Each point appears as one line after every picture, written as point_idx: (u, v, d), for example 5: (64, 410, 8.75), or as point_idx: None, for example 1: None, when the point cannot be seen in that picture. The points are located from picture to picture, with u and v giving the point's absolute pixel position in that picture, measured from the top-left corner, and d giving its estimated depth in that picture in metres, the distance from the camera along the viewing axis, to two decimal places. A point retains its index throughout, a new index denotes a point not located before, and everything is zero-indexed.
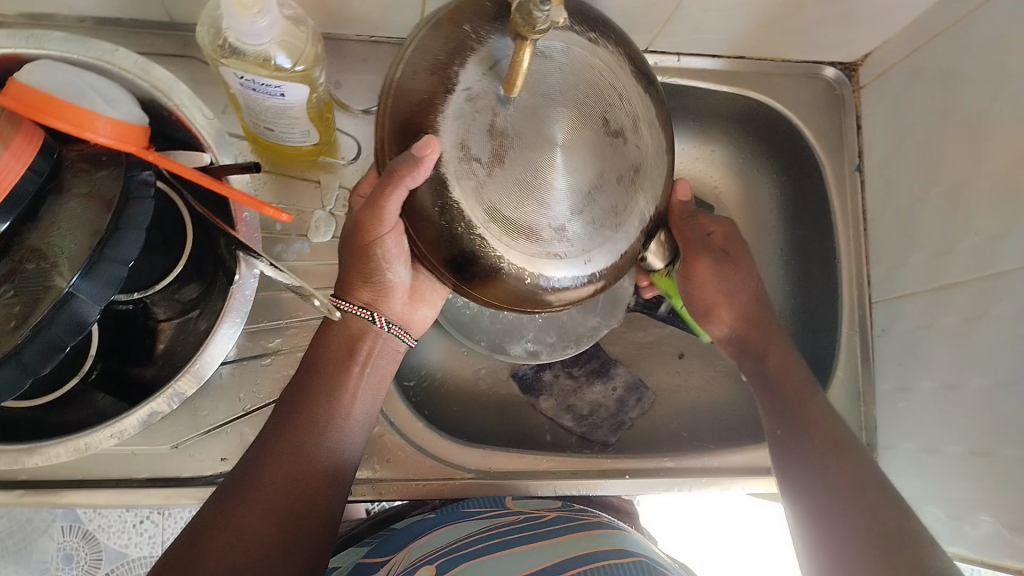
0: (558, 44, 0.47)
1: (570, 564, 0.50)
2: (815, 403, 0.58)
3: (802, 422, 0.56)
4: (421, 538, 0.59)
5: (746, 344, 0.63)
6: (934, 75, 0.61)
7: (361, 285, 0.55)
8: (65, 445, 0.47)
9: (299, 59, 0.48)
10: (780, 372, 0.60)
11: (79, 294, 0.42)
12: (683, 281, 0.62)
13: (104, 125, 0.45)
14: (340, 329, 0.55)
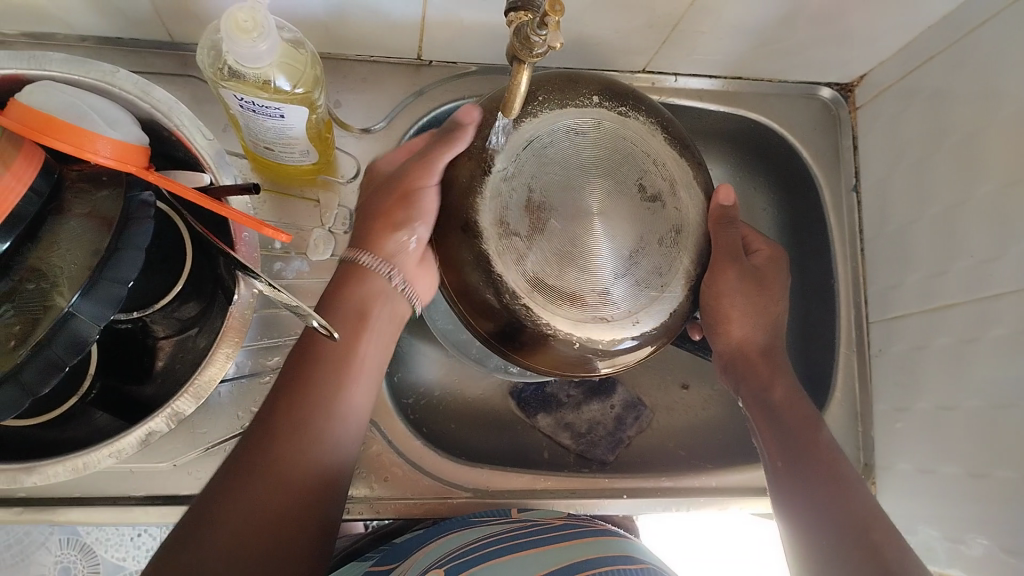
0: (588, 123, 0.50)
1: (577, 570, 0.49)
2: (819, 432, 0.55)
3: (804, 452, 0.54)
4: (427, 545, 0.58)
5: (744, 367, 0.60)
6: (929, 97, 0.61)
7: (387, 233, 0.55)
8: (64, 464, 0.47)
9: (299, 81, 0.48)
10: (786, 404, 0.57)
11: (79, 314, 0.43)
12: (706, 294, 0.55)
13: (104, 147, 0.46)
14: (357, 286, 0.55)
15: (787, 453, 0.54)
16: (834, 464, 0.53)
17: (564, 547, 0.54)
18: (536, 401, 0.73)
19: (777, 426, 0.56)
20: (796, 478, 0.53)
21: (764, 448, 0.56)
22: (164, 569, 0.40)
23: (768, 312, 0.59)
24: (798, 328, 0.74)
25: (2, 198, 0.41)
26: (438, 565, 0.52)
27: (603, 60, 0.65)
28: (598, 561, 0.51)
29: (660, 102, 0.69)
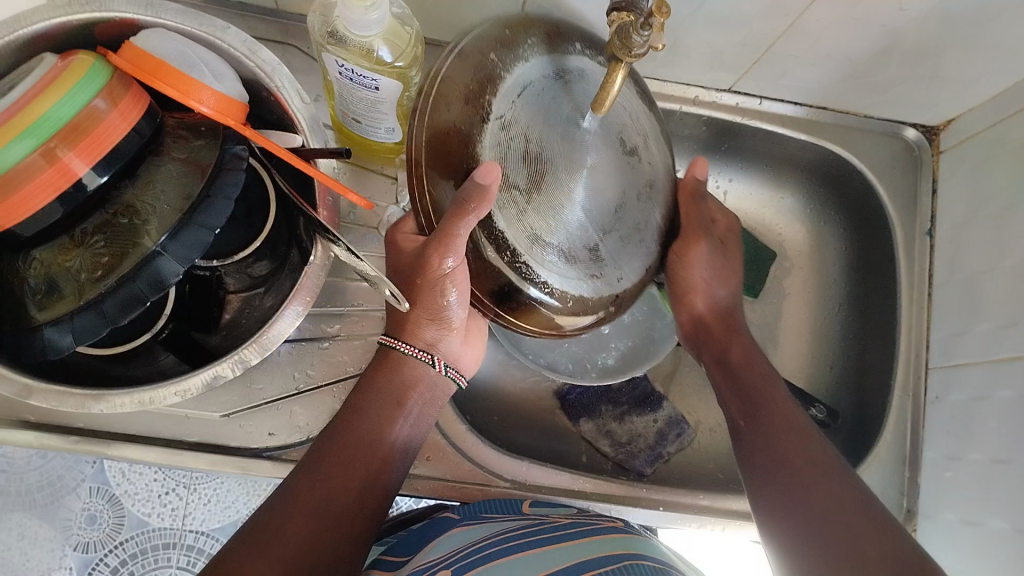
0: (573, 70, 0.48)
1: (593, 565, 0.49)
2: (777, 390, 0.56)
3: (763, 409, 0.54)
4: (429, 545, 0.57)
5: (708, 335, 0.62)
6: (1018, 146, 0.61)
7: (425, 324, 0.54)
8: (130, 396, 0.49)
9: (400, 56, 0.50)
10: (745, 364, 0.58)
11: (165, 254, 0.44)
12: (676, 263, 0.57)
13: (208, 97, 0.47)
14: (393, 371, 0.54)
15: (755, 411, 0.55)
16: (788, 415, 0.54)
17: (581, 543, 0.53)
18: (580, 407, 0.72)
19: (740, 390, 0.57)
20: (758, 437, 0.53)
21: (728, 410, 0.57)
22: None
23: (731, 284, 0.62)
24: (853, 366, 0.73)
25: (103, 135, 0.44)
26: (442, 567, 0.52)
27: (691, 76, 0.66)
28: (618, 556, 0.50)
29: (742, 122, 0.69)
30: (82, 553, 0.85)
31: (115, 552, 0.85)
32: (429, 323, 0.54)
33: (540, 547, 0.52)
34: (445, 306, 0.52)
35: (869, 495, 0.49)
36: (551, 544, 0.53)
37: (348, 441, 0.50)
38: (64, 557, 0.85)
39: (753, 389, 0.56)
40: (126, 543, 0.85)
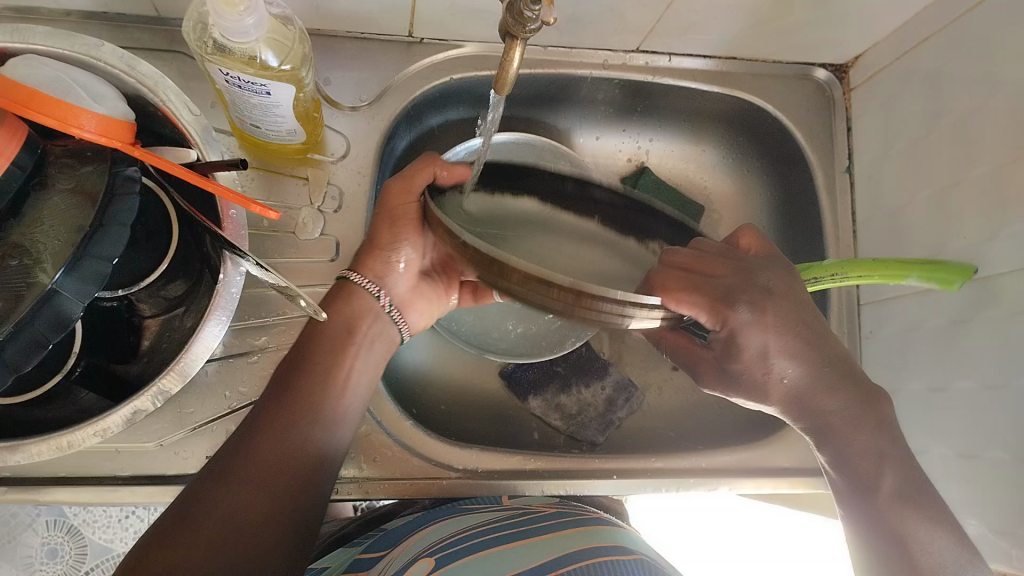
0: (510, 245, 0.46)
1: (572, 558, 0.50)
2: (869, 434, 0.51)
3: (865, 486, 0.51)
4: (413, 535, 0.59)
5: (805, 397, 0.52)
6: (925, 78, 0.61)
7: (373, 256, 0.56)
8: (47, 443, 0.47)
9: (286, 57, 0.48)
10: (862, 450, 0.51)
11: (63, 291, 0.42)
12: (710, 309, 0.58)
13: (90, 121, 0.45)
14: (345, 305, 0.54)
15: (841, 469, 0.52)
16: (881, 475, 0.50)
17: (556, 537, 0.54)
18: (527, 384, 0.72)
19: (843, 465, 0.52)
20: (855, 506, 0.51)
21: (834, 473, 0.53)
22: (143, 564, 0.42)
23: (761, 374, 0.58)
24: None
25: None
26: (425, 555, 0.53)
27: (596, 40, 0.64)
28: (586, 552, 0.51)
29: (654, 82, 0.68)
30: None
31: None
32: (377, 253, 0.56)
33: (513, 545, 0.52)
34: (399, 246, 0.56)
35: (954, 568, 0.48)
36: (522, 541, 0.53)
37: (297, 390, 0.50)
38: None
39: (854, 464, 0.51)
40: (92, 572, 0.89)
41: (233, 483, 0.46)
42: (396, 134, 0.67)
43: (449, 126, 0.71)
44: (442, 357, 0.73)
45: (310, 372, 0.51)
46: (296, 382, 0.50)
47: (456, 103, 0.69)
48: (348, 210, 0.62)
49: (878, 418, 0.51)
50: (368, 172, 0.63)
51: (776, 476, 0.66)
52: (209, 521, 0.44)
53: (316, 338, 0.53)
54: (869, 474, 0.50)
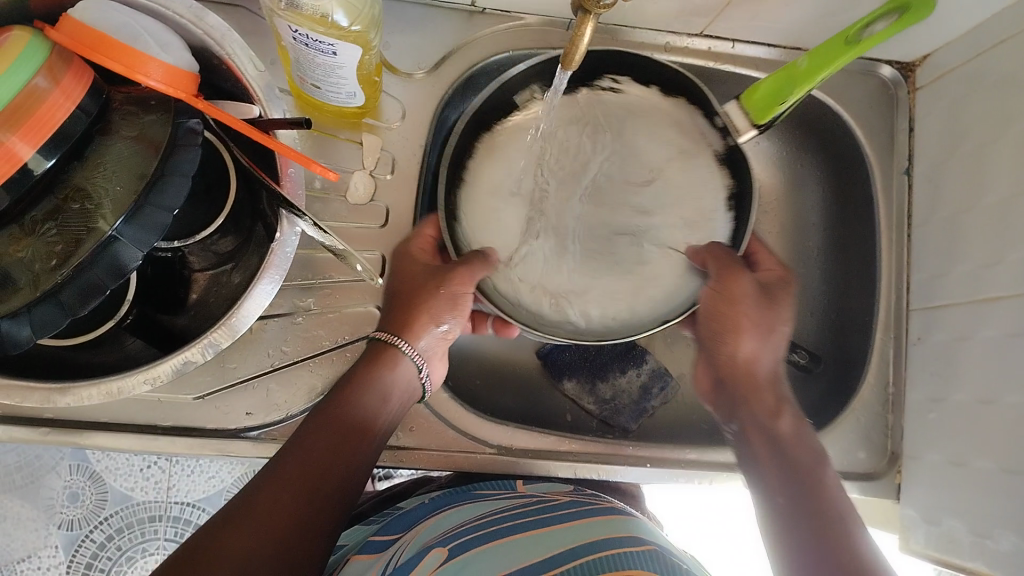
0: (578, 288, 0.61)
1: (588, 549, 0.49)
2: (801, 432, 0.54)
3: (813, 493, 0.50)
4: (429, 520, 0.59)
5: (727, 385, 0.57)
6: (997, 82, 0.59)
7: (419, 324, 0.54)
8: (96, 387, 0.47)
9: (356, 19, 0.47)
10: (793, 437, 0.53)
11: (122, 239, 0.42)
12: (715, 298, 0.57)
13: (156, 70, 0.45)
14: (387, 359, 0.53)
15: (756, 430, 0.54)
16: (821, 468, 0.51)
17: (575, 526, 0.53)
18: (563, 365, 0.71)
19: (782, 459, 0.52)
20: (794, 515, 0.49)
21: (763, 477, 0.52)
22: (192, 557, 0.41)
23: (782, 325, 0.58)
24: (833, 310, 0.73)
25: (48, 114, 0.41)
26: (436, 544, 0.52)
27: (661, 22, 0.64)
28: (607, 541, 0.50)
29: (714, 68, 0.67)
30: (67, 530, 0.89)
31: (101, 527, 0.90)
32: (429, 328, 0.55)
33: (514, 539, 0.51)
34: (445, 316, 0.55)
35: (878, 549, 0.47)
36: (522, 535, 0.52)
37: (332, 426, 0.49)
38: (50, 535, 0.89)
39: (786, 459, 0.52)
40: (111, 518, 0.90)
41: (234, 546, 0.42)
42: (451, 105, 0.66)
43: None
44: None
45: (322, 457, 0.48)
46: (305, 461, 0.47)
47: None
48: (400, 177, 0.62)
49: (773, 417, 0.54)
50: (422, 140, 0.62)
51: None
52: (248, 529, 0.43)
53: (347, 396, 0.51)
54: (783, 432, 0.54)
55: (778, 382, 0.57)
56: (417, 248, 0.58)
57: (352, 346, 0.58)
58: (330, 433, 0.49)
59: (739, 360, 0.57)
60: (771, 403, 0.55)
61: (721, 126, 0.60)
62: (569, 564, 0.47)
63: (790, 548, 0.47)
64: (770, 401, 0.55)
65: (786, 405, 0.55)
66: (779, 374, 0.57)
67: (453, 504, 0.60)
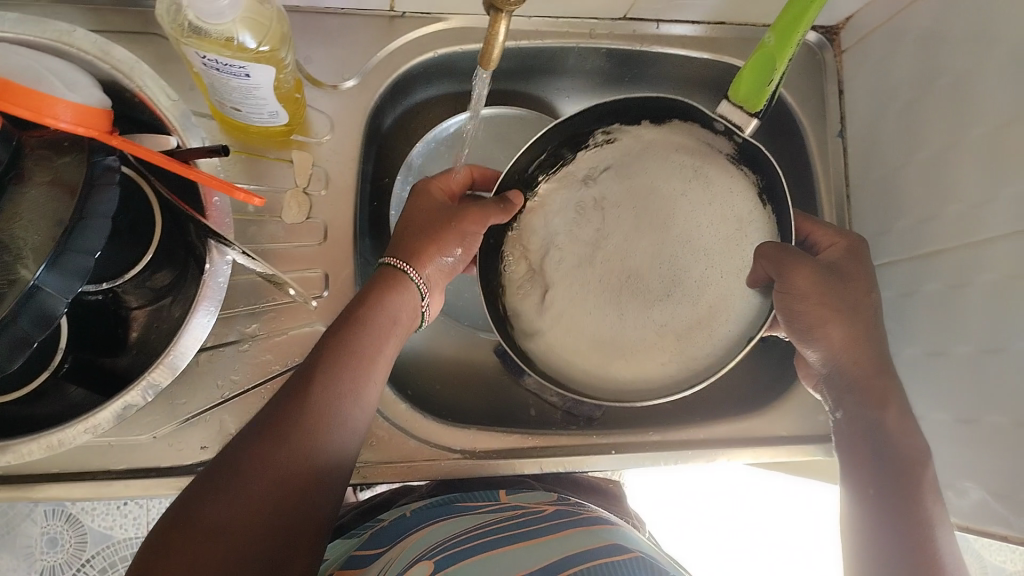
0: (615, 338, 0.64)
1: (575, 560, 0.48)
2: (911, 422, 0.53)
3: (904, 489, 0.50)
4: (414, 535, 0.58)
5: (850, 380, 0.55)
6: (919, 38, 0.60)
7: (427, 257, 0.56)
8: (38, 442, 0.46)
9: (264, 38, 0.46)
10: (900, 429, 0.52)
11: (45, 288, 0.40)
12: (785, 298, 0.56)
13: (65, 111, 0.43)
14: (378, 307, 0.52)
15: (860, 423, 0.54)
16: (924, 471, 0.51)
17: (558, 539, 0.52)
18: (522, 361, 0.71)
19: (879, 450, 0.52)
20: (882, 512, 0.49)
21: (857, 469, 0.53)
22: (182, 527, 0.41)
23: (865, 316, 0.56)
24: None
25: None
26: (424, 557, 0.51)
27: (582, 8, 0.63)
28: (600, 549, 0.50)
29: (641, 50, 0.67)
30: None
31: (83, 570, 0.88)
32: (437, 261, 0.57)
33: (510, 549, 0.51)
34: (455, 248, 0.58)
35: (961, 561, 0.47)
36: (520, 545, 0.51)
37: (325, 377, 0.48)
38: None
39: (888, 453, 0.52)
40: (93, 560, 0.88)
41: (239, 501, 0.43)
42: (381, 112, 0.65)
43: (435, 100, 0.70)
44: (436, 337, 0.73)
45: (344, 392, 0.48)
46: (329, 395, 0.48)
47: (440, 78, 0.68)
48: (335, 191, 0.61)
49: (884, 400, 0.53)
50: (353, 151, 0.61)
51: (773, 444, 0.66)
52: (238, 494, 0.43)
53: (339, 345, 0.50)
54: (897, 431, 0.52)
55: (887, 365, 0.55)
56: (438, 187, 0.61)
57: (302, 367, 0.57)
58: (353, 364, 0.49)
59: (839, 347, 0.55)
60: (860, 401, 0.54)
61: (722, 129, 0.61)
62: (580, 566, 0.47)
63: (874, 546, 0.49)
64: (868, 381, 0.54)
65: (895, 395, 0.54)
66: (884, 358, 0.55)
67: (433, 521, 0.59)
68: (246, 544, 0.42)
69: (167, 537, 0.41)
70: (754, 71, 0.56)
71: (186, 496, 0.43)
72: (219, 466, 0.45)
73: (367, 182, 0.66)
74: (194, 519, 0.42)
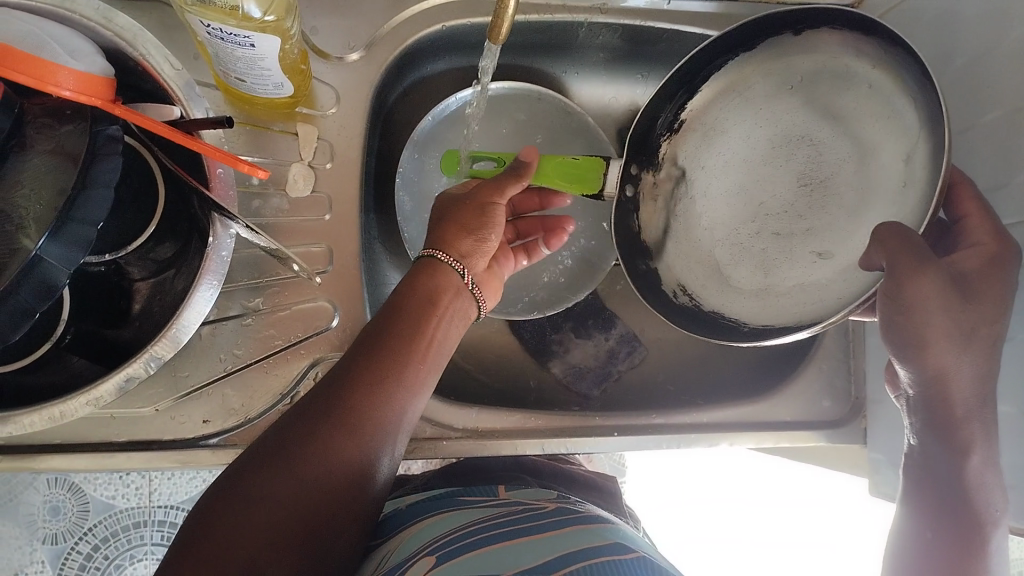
0: (839, 89, 0.58)
1: (578, 558, 0.46)
2: (983, 318, 0.48)
3: (975, 295, 0.48)
4: (416, 525, 0.57)
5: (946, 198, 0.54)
6: (936, 17, 0.58)
7: (461, 235, 0.56)
8: (38, 413, 0.46)
9: (268, 8, 0.46)
10: (980, 289, 0.49)
11: (47, 258, 0.39)
12: (748, 95, 0.62)
13: (68, 78, 0.42)
14: (420, 283, 0.54)
15: (962, 278, 0.49)
16: (965, 456, 0.50)
17: (564, 534, 0.51)
18: (532, 337, 0.72)
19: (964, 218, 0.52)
20: (972, 348, 0.49)
21: (974, 303, 0.48)
22: (228, 497, 0.42)
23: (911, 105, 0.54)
24: None
25: None
26: (428, 551, 0.50)
27: None
28: (605, 546, 0.49)
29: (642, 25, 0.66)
30: (52, 544, 0.88)
31: (85, 538, 0.89)
32: (465, 234, 0.57)
33: (507, 546, 0.49)
34: (481, 221, 0.57)
35: (986, 485, 0.50)
36: (529, 540, 0.50)
37: (382, 360, 0.49)
38: (35, 550, 0.88)
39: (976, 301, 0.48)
40: (96, 528, 0.89)
41: (289, 479, 0.43)
42: (388, 85, 0.65)
43: (443, 74, 0.69)
44: None
45: (401, 383, 0.49)
46: (382, 389, 0.48)
47: (449, 52, 0.67)
48: (340, 165, 0.60)
49: (970, 277, 0.49)
50: (359, 124, 0.61)
51: (774, 429, 0.65)
52: (287, 470, 0.44)
53: (398, 327, 0.51)
54: (956, 419, 0.50)
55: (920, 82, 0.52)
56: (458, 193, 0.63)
57: (306, 343, 0.57)
58: (397, 352, 0.50)
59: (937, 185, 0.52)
60: (990, 246, 0.50)
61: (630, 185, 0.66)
62: (572, 567, 0.45)
63: (926, 467, 0.52)
64: (986, 246, 0.50)
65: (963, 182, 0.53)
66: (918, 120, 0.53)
67: (436, 511, 0.59)
68: (290, 523, 0.43)
69: (213, 502, 0.42)
70: (499, 31, 0.46)
71: (231, 475, 0.43)
72: (270, 436, 0.46)
73: (372, 157, 0.66)
74: (240, 487, 0.43)
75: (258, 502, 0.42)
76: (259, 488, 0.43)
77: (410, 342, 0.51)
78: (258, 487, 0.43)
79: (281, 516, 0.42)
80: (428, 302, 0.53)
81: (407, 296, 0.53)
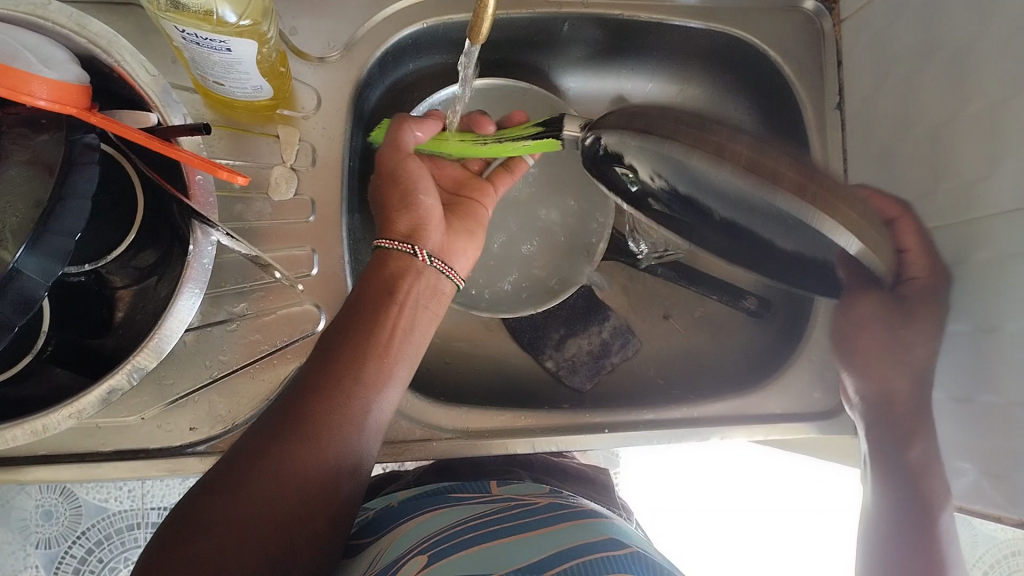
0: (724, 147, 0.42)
1: (572, 554, 0.46)
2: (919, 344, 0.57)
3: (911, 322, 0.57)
4: (409, 523, 0.57)
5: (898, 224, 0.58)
6: (919, 7, 0.58)
7: (395, 214, 0.56)
8: (21, 429, 0.45)
9: (243, 13, 0.45)
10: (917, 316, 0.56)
11: (25, 272, 0.38)
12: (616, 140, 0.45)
13: (41, 87, 0.41)
14: (377, 277, 0.54)
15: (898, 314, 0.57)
16: (906, 447, 0.58)
17: (556, 531, 0.51)
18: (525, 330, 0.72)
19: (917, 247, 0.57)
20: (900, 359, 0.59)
21: (909, 330, 0.57)
22: (199, 513, 0.43)
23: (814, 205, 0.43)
24: None
25: None
26: (420, 550, 0.50)
27: None
28: (596, 542, 0.49)
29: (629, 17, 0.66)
30: (45, 549, 0.88)
31: (79, 542, 0.88)
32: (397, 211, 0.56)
33: (499, 545, 0.49)
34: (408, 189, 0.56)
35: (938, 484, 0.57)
36: (521, 537, 0.50)
37: (343, 358, 0.49)
38: (28, 555, 0.87)
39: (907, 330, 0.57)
40: (89, 532, 0.89)
41: (256, 490, 0.44)
42: (370, 84, 0.64)
43: (425, 71, 0.68)
44: None
45: (365, 378, 0.49)
46: (345, 385, 0.48)
47: (430, 49, 0.66)
48: (322, 166, 0.59)
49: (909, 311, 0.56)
50: (340, 124, 0.60)
51: (765, 420, 0.65)
52: (253, 480, 0.44)
53: (361, 321, 0.51)
54: (899, 415, 0.59)
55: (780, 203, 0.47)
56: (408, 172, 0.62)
57: (292, 347, 0.57)
58: (354, 350, 0.50)
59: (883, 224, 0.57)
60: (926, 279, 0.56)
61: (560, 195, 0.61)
62: (565, 564, 0.45)
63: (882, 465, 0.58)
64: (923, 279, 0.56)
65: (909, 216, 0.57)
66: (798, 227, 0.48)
67: (428, 510, 0.59)
68: (264, 531, 0.44)
69: (186, 518, 0.43)
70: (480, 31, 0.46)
71: (202, 492, 0.44)
72: (239, 446, 0.46)
73: (355, 157, 0.65)
74: (210, 503, 0.43)
75: (229, 517, 0.43)
76: (229, 502, 0.43)
77: (372, 335, 0.51)
78: (225, 501, 0.43)
79: (253, 527, 0.43)
80: (390, 293, 0.53)
81: (372, 285, 0.53)
